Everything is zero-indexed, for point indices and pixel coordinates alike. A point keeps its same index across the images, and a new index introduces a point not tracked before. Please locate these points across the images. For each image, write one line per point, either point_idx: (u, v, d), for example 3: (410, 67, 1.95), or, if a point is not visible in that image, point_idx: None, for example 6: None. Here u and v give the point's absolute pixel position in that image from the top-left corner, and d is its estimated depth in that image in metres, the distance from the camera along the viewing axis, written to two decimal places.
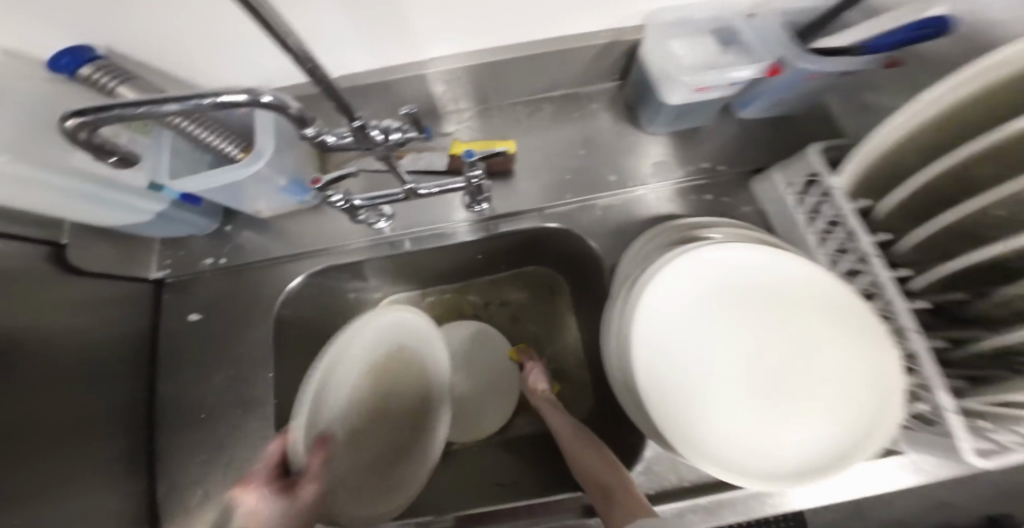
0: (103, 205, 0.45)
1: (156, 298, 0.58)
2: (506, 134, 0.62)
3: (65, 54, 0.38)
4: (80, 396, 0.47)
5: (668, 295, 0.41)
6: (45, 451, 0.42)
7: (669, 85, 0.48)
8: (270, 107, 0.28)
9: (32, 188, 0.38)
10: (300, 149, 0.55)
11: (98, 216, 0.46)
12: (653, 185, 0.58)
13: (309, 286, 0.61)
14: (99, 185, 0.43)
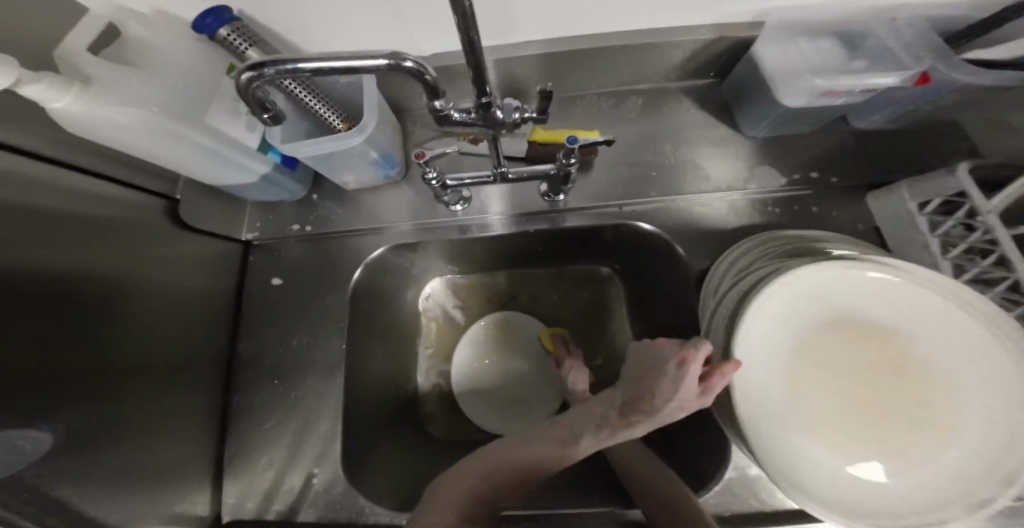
0: (226, 165, 0.49)
1: (244, 259, 0.61)
2: (592, 124, 0.59)
3: (208, 14, 0.40)
4: (184, 348, 0.51)
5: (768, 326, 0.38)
6: (158, 398, 0.46)
7: (789, 85, 0.45)
8: (411, 72, 0.29)
9: (179, 145, 0.43)
10: (390, 125, 0.56)
11: (222, 174, 0.50)
12: (754, 192, 0.52)
13: (381, 261, 0.62)
14: (225, 145, 0.46)
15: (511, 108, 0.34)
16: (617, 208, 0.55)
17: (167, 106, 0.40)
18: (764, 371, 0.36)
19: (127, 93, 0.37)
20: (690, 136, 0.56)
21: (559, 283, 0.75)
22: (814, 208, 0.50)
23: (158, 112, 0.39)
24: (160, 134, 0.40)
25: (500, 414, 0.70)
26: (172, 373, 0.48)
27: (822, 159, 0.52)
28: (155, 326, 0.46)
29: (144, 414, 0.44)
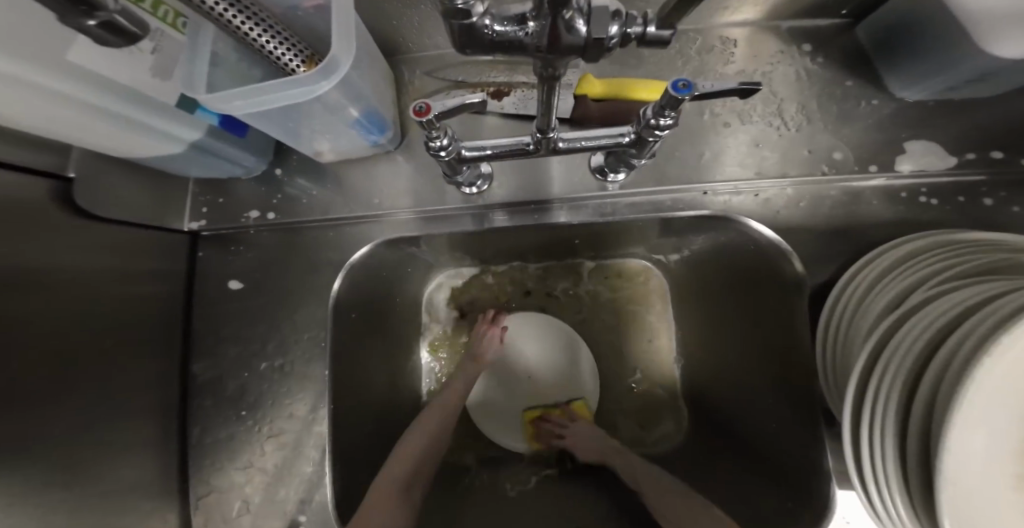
0: (128, 130, 0.32)
1: (191, 254, 0.46)
2: (664, 76, 0.42)
3: None
4: (108, 382, 0.37)
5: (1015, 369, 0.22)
6: (70, 460, 0.33)
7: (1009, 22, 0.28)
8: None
9: (42, 100, 0.25)
10: (375, 69, 0.39)
11: (122, 144, 0.33)
12: (905, 175, 0.37)
13: (373, 259, 0.47)
14: (120, 98, 0.29)
15: (609, 13, 0.17)
16: (701, 192, 0.40)
17: (21, 41, 0.22)
18: (975, 450, 0.22)
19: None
20: (806, 95, 0.40)
21: (596, 278, 0.60)
22: (987, 200, 0.35)
23: (10, 55, 0.22)
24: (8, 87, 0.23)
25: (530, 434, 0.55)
26: (90, 420, 0.35)
27: (1000, 131, 0.36)
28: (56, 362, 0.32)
29: (47, 487, 0.31)
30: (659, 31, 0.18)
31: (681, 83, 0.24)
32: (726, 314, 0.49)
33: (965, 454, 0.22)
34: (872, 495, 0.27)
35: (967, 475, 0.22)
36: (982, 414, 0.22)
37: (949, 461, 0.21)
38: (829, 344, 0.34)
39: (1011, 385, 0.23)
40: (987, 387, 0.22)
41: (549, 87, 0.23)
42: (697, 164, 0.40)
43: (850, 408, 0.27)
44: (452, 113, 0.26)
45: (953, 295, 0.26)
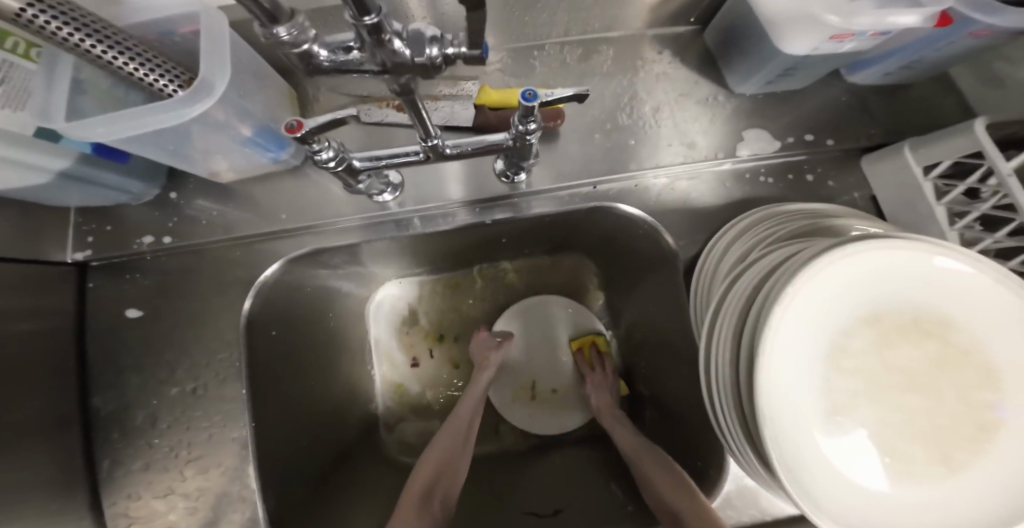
0: None
1: (81, 286, 0.43)
2: (552, 82, 0.47)
3: None
4: None
5: (806, 318, 0.28)
6: None
7: (793, 28, 0.35)
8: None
9: None
10: (268, 89, 0.40)
11: None
12: (747, 159, 0.44)
13: (289, 274, 0.47)
14: None
15: (425, 38, 0.20)
16: (590, 186, 0.45)
17: None
18: (789, 392, 0.28)
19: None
20: (668, 95, 0.46)
21: (529, 275, 0.65)
22: (809, 175, 0.43)
23: None
24: None
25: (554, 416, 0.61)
26: None
27: (813, 118, 0.45)
28: None
29: None
30: (471, 50, 0.22)
31: (528, 93, 0.27)
32: (635, 294, 0.56)
33: (779, 394, 0.27)
34: (726, 438, 0.32)
35: (784, 406, 0.27)
36: (789, 359, 0.28)
37: (763, 395, 0.26)
38: (695, 312, 0.40)
39: (807, 332, 0.28)
40: (783, 333, 0.27)
41: (411, 104, 0.26)
42: (583, 160, 0.45)
43: (703, 363, 0.33)
44: (325, 129, 0.27)
45: (763, 260, 0.32)
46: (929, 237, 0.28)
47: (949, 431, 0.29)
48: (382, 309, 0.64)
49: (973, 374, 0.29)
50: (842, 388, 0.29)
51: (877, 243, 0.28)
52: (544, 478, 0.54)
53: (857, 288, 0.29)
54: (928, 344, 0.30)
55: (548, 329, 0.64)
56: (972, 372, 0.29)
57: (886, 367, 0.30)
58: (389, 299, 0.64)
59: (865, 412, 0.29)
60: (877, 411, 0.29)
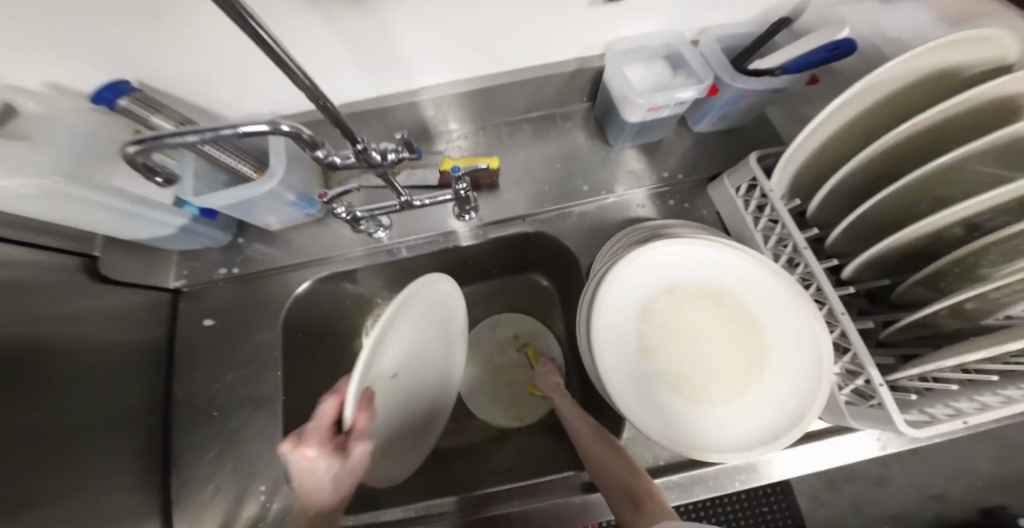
0: (143, 222, 0.53)
1: (174, 305, 0.63)
2: (493, 150, 0.69)
3: (106, 89, 0.45)
4: (96, 399, 0.50)
5: (624, 290, 0.45)
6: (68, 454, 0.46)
7: (625, 105, 0.55)
8: (288, 134, 0.35)
9: (87, 207, 0.47)
10: (306, 168, 0.62)
11: (138, 231, 0.54)
12: (624, 194, 0.64)
13: (314, 292, 0.67)
14: (140, 204, 0.51)
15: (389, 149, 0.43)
16: (522, 219, 0.65)
17: (72, 170, 0.44)
18: (616, 338, 0.43)
19: (26, 167, 0.41)
20: (571, 153, 0.68)
21: (500, 292, 0.83)
22: (670, 201, 0.63)
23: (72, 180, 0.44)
24: (68, 198, 0.45)
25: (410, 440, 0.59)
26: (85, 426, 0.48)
27: (670, 162, 0.65)
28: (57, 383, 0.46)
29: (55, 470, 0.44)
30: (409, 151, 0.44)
31: None
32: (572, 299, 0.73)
33: (608, 340, 0.43)
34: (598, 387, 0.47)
35: (614, 349, 0.43)
36: (614, 316, 0.44)
37: (596, 338, 0.42)
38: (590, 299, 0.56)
39: (627, 300, 0.45)
40: (608, 299, 0.44)
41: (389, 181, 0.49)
42: (517, 200, 0.66)
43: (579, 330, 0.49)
44: (339, 195, 0.50)
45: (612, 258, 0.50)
46: (700, 235, 0.46)
47: (734, 365, 0.43)
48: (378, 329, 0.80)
49: (744, 324, 0.45)
50: (657, 337, 0.44)
51: (665, 241, 0.45)
52: (512, 457, 0.68)
53: (660, 271, 0.46)
54: (716, 307, 0.45)
55: (505, 342, 0.80)
56: (747, 323, 0.45)
57: (691, 327, 0.45)
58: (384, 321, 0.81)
59: (676, 355, 0.44)
60: (684, 353, 0.44)
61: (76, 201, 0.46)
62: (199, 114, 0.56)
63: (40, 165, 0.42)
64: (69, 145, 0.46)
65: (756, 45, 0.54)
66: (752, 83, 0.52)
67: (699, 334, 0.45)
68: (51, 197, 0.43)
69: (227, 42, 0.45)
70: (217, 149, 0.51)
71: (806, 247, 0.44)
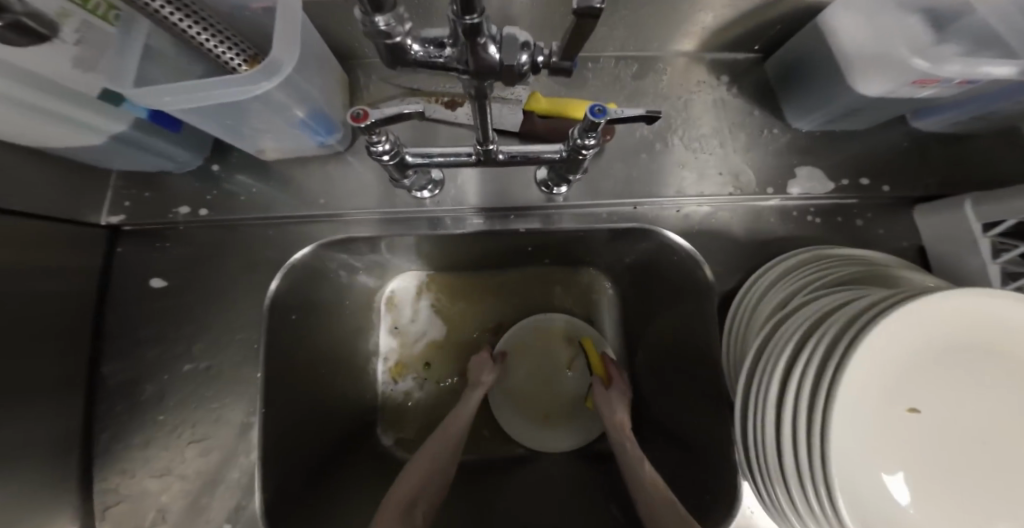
0: (47, 122, 0.32)
1: (110, 249, 0.43)
2: (605, 96, 0.45)
3: None
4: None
5: (892, 356, 0.28)
6: None
7: (877, 67, 0.34)
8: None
9: None
10: (324, 73, 0.40)
11: (39, 135, 0.32)
12: (795, 197, 0.43)
13: (317, 260, 0.47)
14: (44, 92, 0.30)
15: (518, 45, 0.21)
16: (631, 207, 0.44)
17: None
18: (861, 430, 0.28)
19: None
20: (721, 120, 0.45)
21: (551, 287, 0.63)
22: (858, 220, 0.43)
23: None
24: None
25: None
26: None
27: (868, 160, 0.43)
28: None
29: None
30: (561, 60, 0.23)
31: (597, 109, 0.28)
32: (656, 322, 0.54)
33: (850, 431, 0.28)
34: (763, 480, 0.32)
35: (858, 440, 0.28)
36: (864, 390, 0.28)
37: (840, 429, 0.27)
38: (729, 339, 0.39)
39: (884, 372, 0.28)
40: (862, 373, 0.27)
41: (482, 106, 0.28)
42: (639, 178, 0.44)
43: (744, 382, 0.34)
44: (390, 121, 0.28)
45: (821, 298, 0.33)
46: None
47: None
48: (389, 310, 0.61)
49: None
50: (917, 428, 0.30)
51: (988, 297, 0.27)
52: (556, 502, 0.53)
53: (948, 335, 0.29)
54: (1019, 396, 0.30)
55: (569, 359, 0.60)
56: None
57: (971, 421, 0.30)
58: (394, 300, 0.61)
59: (943, 458, 0.30)
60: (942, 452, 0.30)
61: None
62: None
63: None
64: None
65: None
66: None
67: (980, 431, 0.30)
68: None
69: None
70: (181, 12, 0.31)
71: None
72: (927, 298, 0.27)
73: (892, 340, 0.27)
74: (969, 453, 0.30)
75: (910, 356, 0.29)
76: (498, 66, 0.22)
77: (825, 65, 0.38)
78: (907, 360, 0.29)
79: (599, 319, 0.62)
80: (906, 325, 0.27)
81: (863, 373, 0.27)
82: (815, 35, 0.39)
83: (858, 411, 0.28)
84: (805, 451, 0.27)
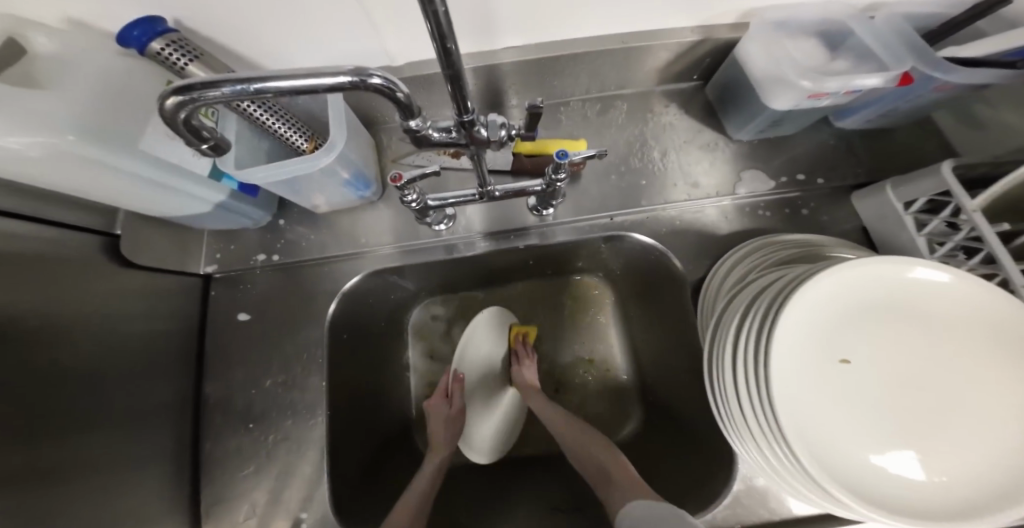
0: (173, 196, 0.45)
1: (205, 293, 0.55)
2: (578, 132, 0.56)
3: (135, 26, 0.38)
4: (114, 404, 0.42)
5: (813, 314, 0.36)
6: (81, 479, 0.37)
7: (776, 88, 0.43)
8: (377, 91, 0.26)
9: (103, 174, 0.38)
10: (362, 143, 0.52)
11: (168, 206, 0.46)
12: (744, 196, 0.52)
13: (361, 289, 0.58)
14: (171, 174, 0.43)
15: (498, 125, 0.33)
16: (609, 218, 0.53)
17: (100, 132, 0.35)
18: (802, 376, 0.36)
19: (26, 119, 0.32)
20: (675, 140, 0.55)
21: (557, 295, 0.72)
22: (803, 210, 0.51)
23: (91, 140, 0.35)
24: (85, 163, 0.36)
25: (842, 460, 0.34)
26: (104, 429, 0.41)
27: (801, 160, 0.52)
28: (61, 377, 0.37)
29: (73, 487, 0.36)
30: (526, 132, 0.35)
31: (561, 153, 0.39)
32: (651, 316, 0.63)
33: (792, 377, 0.35)
34: (736, 429, 0.39)
35: (803, 384, 0.35)
36: (796, 343, 0.36)
37: (780, 373, 0.34)
38: (702, 320, 0.47)
39: (810, 327, 0.36)
40: (790, 327, 0.35)
41: (480, 160, 0.39)
42: (613, 194, 0.54)
43: (712, 351, 0.41)
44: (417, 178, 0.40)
45: (762, 276, 0.41)
46: (910, 257, 0.37)
47: (952, 412, 0.35)
48: (419, 329, 0.71)
49: (953, 363, 0.36)
50: (854, 374, 0.37)
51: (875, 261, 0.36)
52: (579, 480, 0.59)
53: (858, 295, 0.37)
54: (928, 340, 0.37)
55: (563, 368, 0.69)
56: (964, 361, 0.36)
57: (897, 364, 0.37)
58: (421, 320, 0.71)
59: (882, 397, 0.36)
60: (880, 391, 0.36)
61: (85, 163, 0.36)
62: (235, 60, 0.48)
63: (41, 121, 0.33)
64: (81, 94, 0.36)
65: (945, 30, 0.42)
66: (954, 75, 0.39)
67: (904, 372, 0.37)
68: (61, 161, 0.35)
69: None
70: (260, 109, 0.42)
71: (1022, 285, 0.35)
72: (833, 266, 0.35)
73: (811, 300, 0.36)
74: (900, 391, 0.36)
75: (829, 317, 0.37)
76: (486, 139, 0.32)
77: (747, 88, 0.48)
78: (828, 320, 0.37)
79: (602, 319, 0.70)
80: (818, 287, 0.35)
81: (791, 329, 0.35)
82: (736, 67, 0.48)
83: (797, 367, 0.36)
84: (755, 399, 0.35)
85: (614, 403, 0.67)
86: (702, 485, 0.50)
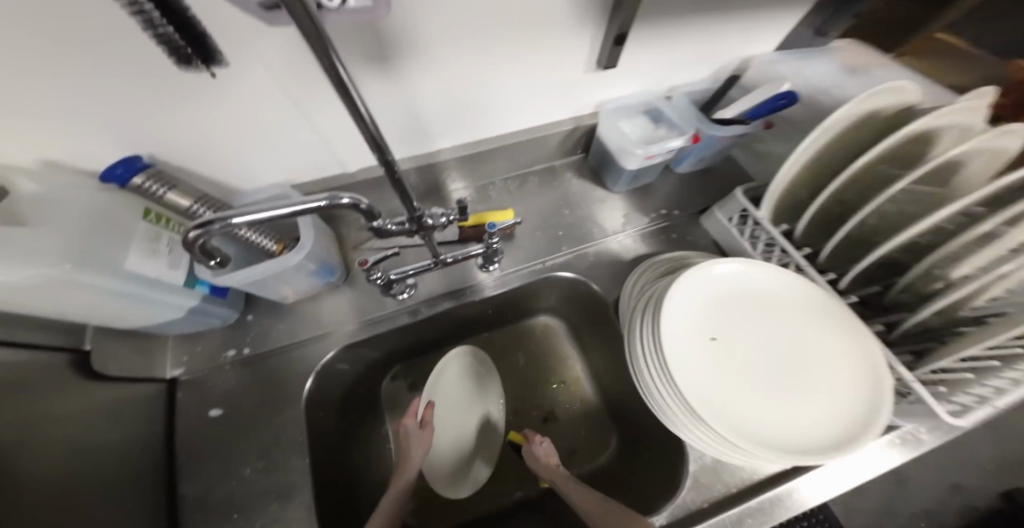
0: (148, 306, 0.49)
1: (170, 397, 0.56)
2: (502, 202, 0.72)
3: (118, 165, 0.46)
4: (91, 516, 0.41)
5: (682, 311, 0.51)
6: None
7: (624, 156, 0.63)
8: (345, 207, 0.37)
9: (87, 295, 0.42)
10: (326, 237, 0.62)
11: (140, 316, 0.50)
12: (632, 231, 0.69)
13: (335, 364, 0.63)
14: (148, 287, 0.47)
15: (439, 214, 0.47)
16: (540, 264, 0.67)
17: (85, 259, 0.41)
18: (688, 356, 0.49)
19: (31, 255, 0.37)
20: (576, 199, 0.72)
21: (517, 339, 0.82)
22: (674, 235, 0.69)
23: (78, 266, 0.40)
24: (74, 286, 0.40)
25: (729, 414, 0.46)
26: None
27: (664, 200, 0.72)
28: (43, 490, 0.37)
29: None
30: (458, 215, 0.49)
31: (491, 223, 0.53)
32: (596, 339, 0.76)
33: (682, 358, 0.48)
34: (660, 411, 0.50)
35: (691, 363, 0.48)
36: (677, 333, 0.49)
37: (671, 358, 0.47)
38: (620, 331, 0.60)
39: (683, 320, 0.50)
40: (669, 322, 0.49)
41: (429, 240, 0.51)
42: (538, 245, 0.68)
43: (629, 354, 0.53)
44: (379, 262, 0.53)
45: (648, 289, 0.56)
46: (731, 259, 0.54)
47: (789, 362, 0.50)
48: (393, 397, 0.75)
49: (780, 326, 0.52)
50: (722, 348, 0.51)
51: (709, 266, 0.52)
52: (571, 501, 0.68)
53: (707, 292, 0.53)
54: (762, 314, 0.53)
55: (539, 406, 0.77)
56: (785, 324, 0.52)
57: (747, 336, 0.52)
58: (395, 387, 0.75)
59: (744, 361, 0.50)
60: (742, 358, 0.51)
61: (73, 287, 0.40)
62: (202, 182, 0.56)
63: (41, 256, 0.38)
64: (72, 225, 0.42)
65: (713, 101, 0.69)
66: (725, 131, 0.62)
67: (753, 340, 0.52)
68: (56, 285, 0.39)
69: (245, 99, 0.47)
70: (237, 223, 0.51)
71: (807, 265, 0.54)
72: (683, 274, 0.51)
73: (677, 302, 0.50)
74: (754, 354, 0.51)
75: (692, 313, 0.52)
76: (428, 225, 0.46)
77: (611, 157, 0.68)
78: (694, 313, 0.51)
79: (560, 352, 0.82)
80: (678, 290, 0.50)
81: (669, 324, 0.49)
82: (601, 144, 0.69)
83: (683, 352, 0.49)
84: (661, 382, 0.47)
85: (581, 424, 0.76)
86: (668, 475, 0.61)
